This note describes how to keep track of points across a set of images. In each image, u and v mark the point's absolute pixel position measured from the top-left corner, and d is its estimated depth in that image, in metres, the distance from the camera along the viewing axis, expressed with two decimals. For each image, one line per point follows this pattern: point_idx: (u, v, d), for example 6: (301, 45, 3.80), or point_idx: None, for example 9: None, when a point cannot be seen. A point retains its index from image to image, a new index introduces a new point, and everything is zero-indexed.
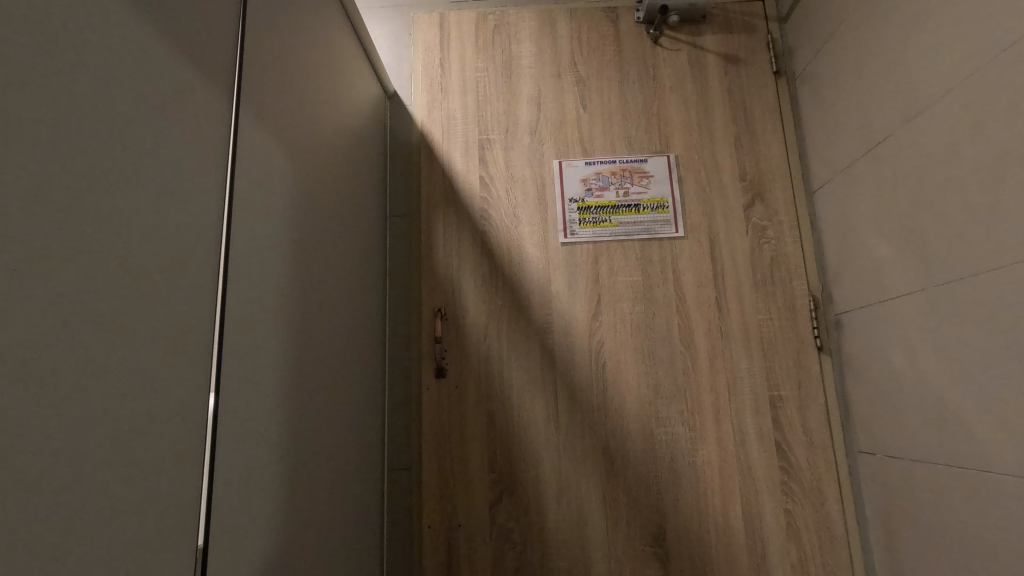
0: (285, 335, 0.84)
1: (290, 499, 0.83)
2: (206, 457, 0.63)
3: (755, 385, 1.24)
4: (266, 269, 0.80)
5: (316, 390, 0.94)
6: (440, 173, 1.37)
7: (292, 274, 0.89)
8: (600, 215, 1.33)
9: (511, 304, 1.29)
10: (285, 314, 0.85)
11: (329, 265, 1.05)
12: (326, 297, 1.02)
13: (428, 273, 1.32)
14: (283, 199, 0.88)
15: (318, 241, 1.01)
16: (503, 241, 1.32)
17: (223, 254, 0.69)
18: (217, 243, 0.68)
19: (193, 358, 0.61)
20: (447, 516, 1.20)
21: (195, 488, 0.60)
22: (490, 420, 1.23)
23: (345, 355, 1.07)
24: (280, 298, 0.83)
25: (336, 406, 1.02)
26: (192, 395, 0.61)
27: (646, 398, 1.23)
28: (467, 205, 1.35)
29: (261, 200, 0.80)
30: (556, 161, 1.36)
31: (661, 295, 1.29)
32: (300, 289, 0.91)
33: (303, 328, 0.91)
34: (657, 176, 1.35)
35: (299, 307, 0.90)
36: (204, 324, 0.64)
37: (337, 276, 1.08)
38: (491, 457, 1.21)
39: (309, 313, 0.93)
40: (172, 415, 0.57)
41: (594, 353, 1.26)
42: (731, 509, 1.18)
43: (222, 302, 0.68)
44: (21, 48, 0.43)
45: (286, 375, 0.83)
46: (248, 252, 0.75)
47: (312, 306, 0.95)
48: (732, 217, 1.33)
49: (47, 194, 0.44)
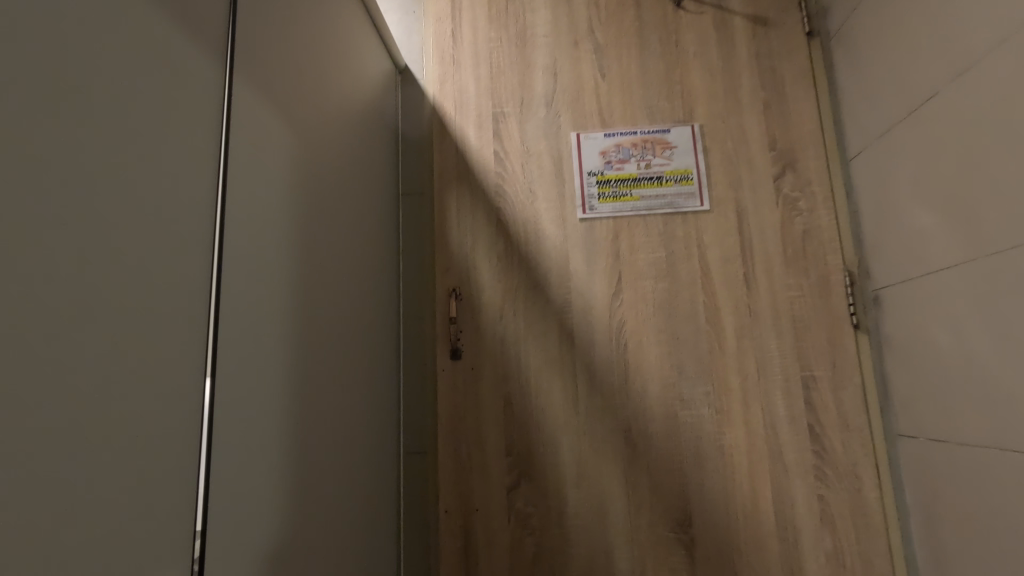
0: (289, 314, 0.80)
1: (297, 483, 0.80)
2: (200, 446, 0.59)
3: (785, 365, 1.17)
4: (269, 245, 0.76)
5: (325, 373, 0.91)
6: (453, 148, 1.32)
7: (297, 251, 0.85)
8: (620, 189, 1.27)
9: (528, 283, 1.24)
10: (289, 293, 0.81)
11: (337, 241, 1.01)
12: (334, 276, 0.98)
13: (441, 252, 1.28)
14: (286, 172, 0.84)
15: (324, 216, 0.97)
16: (519, 218, 1.27)
17: (216, 228, 0.64)
18: (211, 215, 0.63)
19: (182, 340, 0.57)
20: (464, 500, 1.17)
21: (188, 478, 0.56)
22: (507, 403, 1.19)
23: (355, 338, 1.04)
24: (282, 277, 0.80)
25: (346, 389, 0.99)
26: (181, 379, 0.56)
27: (669, 378, 1.17)
28: (481, 181, 1.30)
29: (261, 172, 0.76)
30: (574, 133, 1.30)
31: (685, 271, 1.22)
32: (305, 268, 0.87)
33: (308, 307, 0.87)
34: (680, 147, 1.28)
35: (305, 284, 0.87)
36: (195, 304, 0.59)
37: (346, 257, 1.04)
38: (508, 440, 1.18)
39: (314, 291, 0.90)
40: (158, 402, 0.53)
41: (614, 333, 1.20)
42: (760, 495, 1.12)
43: (215, 279, 0.63)
44: (17, 13, 0.40)
45: (291, 355, 0.80)
46: (247, 226, 0.71)
47: (318, 283, 0.91)
48: (761, 188, 1.26)
49: (40, 167, 0.41)
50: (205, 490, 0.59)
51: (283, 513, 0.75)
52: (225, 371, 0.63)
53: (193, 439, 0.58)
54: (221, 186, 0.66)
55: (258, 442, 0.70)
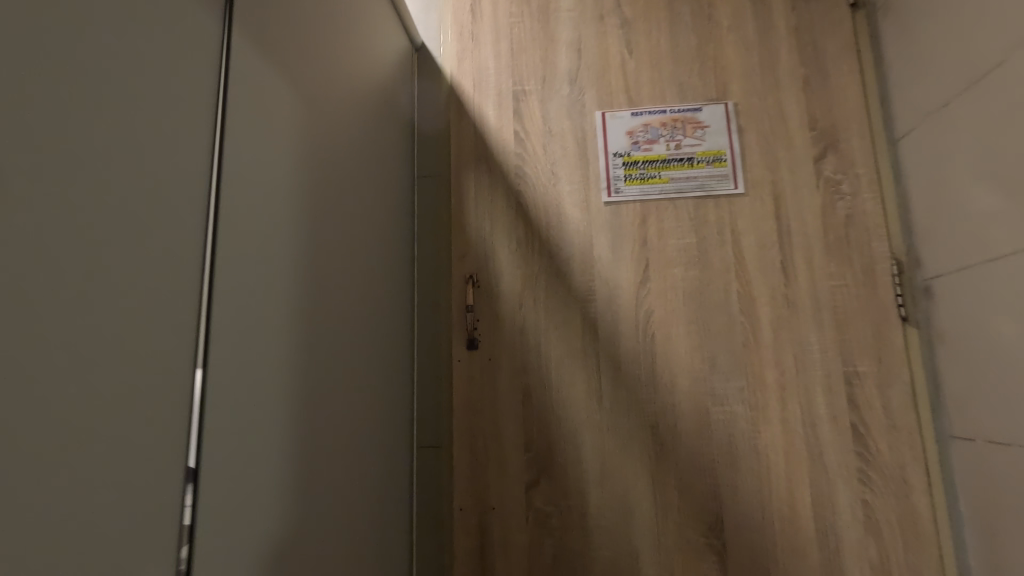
0: (295, 294, 0.75)
1: (302, 475, 0.74)
2: (188, 431, 0.53)
3: (827, 360, 1.09)
4: (273, 218, 0.71)
5: (333, 359, 0.85)
6: (471, 128, 1.26)
7: (305, 228, 0.79)
8: (647, 170, 1.19)
9: (549, 270, 1.17)
10: (295, 272, 0.76)
11: (348, 221, 0.95)
12: (344, 257, 0.92)
13: (458, 237, 1.21)
14: (293, 142, 0.78)
15: (335, 193, 0.91)
16: (540, 201, 1.20)
17: (211, 192, 0.58)
18: (206, 178, 0.57)
19: (168, 313, 0.51)
20: (480, 498, 1.11)
21: (172, 468, 0.51)
22: (526, 396, 1.13)
23: (365, 324, 0.98)
24: (288, 254, 0.74)
25: (356, 377, 0.93)
26: (167, 356, 0.51)
27: (700, 372, 1.10)
28: (500, 162, 1.23)
29: (265, 138, 0.70)
30: (599, 112, 1.23)
31: (717, 258, 1.15)
32: (313, 247, 0.82)
33: (316, 288, 0.81)
34: (712, 127, 1.20)
35: (313, 263, 0.81)
36: (184, 274, 0.53)
37: (357, 239, 0.98)
38: (527, 435, 1.11)
39: (323, 271, 0.84)
40: (138, 381, 0.47)
41: (641, 324, 1.13)
42: (799, 498, 1.04)
43: (209, 249, 0.57)
44: None
45: (297, 338, 0.74)
46: (248, 194, 0.65)
47: (327, 264, 0.86)
48: (800, 170, 1.18)
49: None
50: (194, 481, 0.53)
51: (286, 507, 0.70)
52: (222, 351, 0.57)
53: (180, 423, 0.52)
54: (219, 148, 0.60)
55: (259, 430, 0.64)
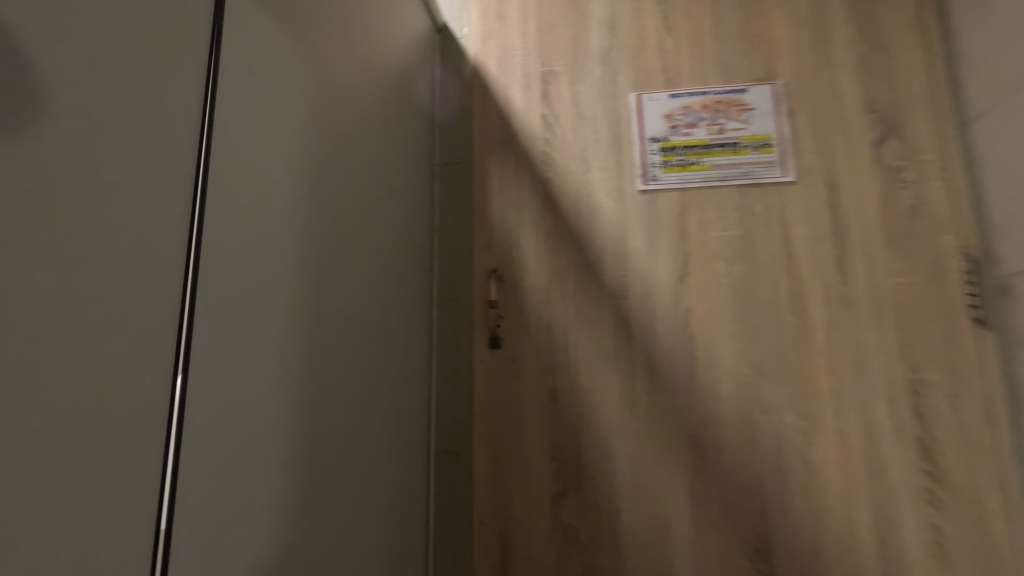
0: (301, 284, 0.68)
1: (305, 486, 0.66)
2: (164, 437, 0.46)
3: (889, 366, 0.98)
4: (275, 198, 0.64)
5: (344, 357, 0.77)
6: (496, 112, 1.18)
7: (313, 211, 0.72)
8: (687, 156, 1.09)
9: (579, 264, 1.08)
10: (301, 260, 0.68)
11: (363, 207, 0.88)
12: (358, 245, 0.85)
13: (481, 228, 1.13)
14: (300, 117, 0.71)
15: (350, 177, 0.84)
16: (569, 190, 1.11)
17: (197, 165, 0.51)
18: (191, 148, 0.50)
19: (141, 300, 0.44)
20: (502, 509, 1.02)
21: (143, 479, 0.44)
22: (553, 400, 1.04)
23: (380, 320, 0.91)
24: (293, 240, 0.67)
25: (370, 376, 0.85)
26: (138, 350, 0.44)
27: (746, 377, 1.00)
28: (527, 148, 1.15)
29: (265, 110, 0.63)
30: (634, 94, 1.14)
31: (765, 252, 1.04)
32: (323, 233, 0.74)
33: (326, 279, 0.74)
34: (758, 109, 1.10)
35: (323, 251, 0.74)
36: (161, 256, 0.46)
37: (372, 227, 0.91)
38: (554, 443, 1.02)
39: (334, 260, 0.77)
40: (97, 379, 0.40)
41: (679, 324, 1.03)
42: (858, 520, 0.93)
43: (193, 229, 0.50)
44: None
45: (303, 332, 0.67)
46: (244, 171, 0.58)
47: (338, 252, 0.78)
48: (857, 156, 1.07)
49: None
50: (169, 494, 0.46)
51: (284, 522, 0.62)
52: (207, 345, 0.50)
53: (153, 428, 0.45)
54: (209, 116, 0.53)
55: (252, 435, 0.57)
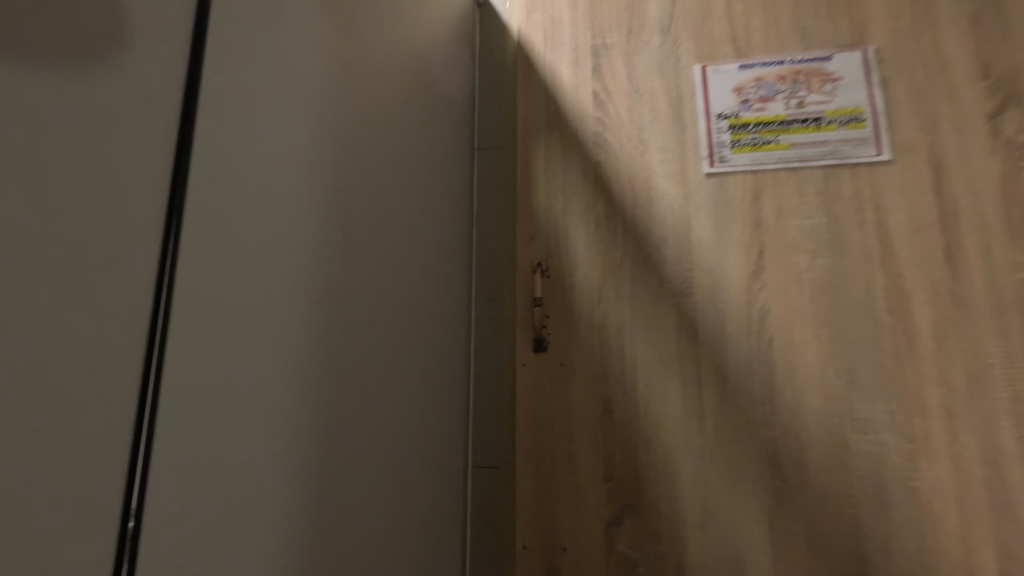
0: (315, 276, 0.59)
1: (316, 508, 0.57)
2: (131, 455, 0.37)
3: (1015, 379, 0.81)
4: (284, 177, 0.55)
5: (366, 359, 0.68)
6: (541, 90, 1.07)
7: (329, 191, 0.63)
8: (762, 134, 0.95)
9: (635, 257, 0.96)
10: (313, 247, 0.59)
11: (392, 191, 0.79)
12: (387, 234, 0.76)
13: (525, 217, 1.02)
14: (317, 86, 0.62)
15: (376, 157, 0.74)
16: (624, 174, 0.99)
17: (180, 126, 0.42)
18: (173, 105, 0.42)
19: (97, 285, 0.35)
20: (549, 534, 0.91)
21: (96, 507, 0.35)
22: (606, 411, 0.92)
23: (412, 318, 0.81)
24: (303, 222, 0.58)
25: (397, 382, 0.75)
26: (93, 352, 0.35)
27: (834, 389, 0.85)
28: (576, 129, 1.03)
29: (271, 71, 0.55)
30: (698, 66, 1.01)
31: (856, 243, 0.89)
32: (342, 217, 0.65)
33: (344, 269, 0.65)
34: (846, 79, 0.95)
35: (344, 239, 0.65)
36: (133, 234, 0.38)
37: (402, 214, 0.81)
38: (607, 460, 0.90)
39: (356, 250, 0.67)
40: (31, 383, 0.32)
41: (753, 326, 0.90)
42: (979, 565, 0.77)
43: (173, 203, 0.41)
44: None
45: (316, 331, 0.58)
46: (240, 138, 0.49)
47: (361, 240, 0.69)
48: (968, 131, 0.91)
49: None
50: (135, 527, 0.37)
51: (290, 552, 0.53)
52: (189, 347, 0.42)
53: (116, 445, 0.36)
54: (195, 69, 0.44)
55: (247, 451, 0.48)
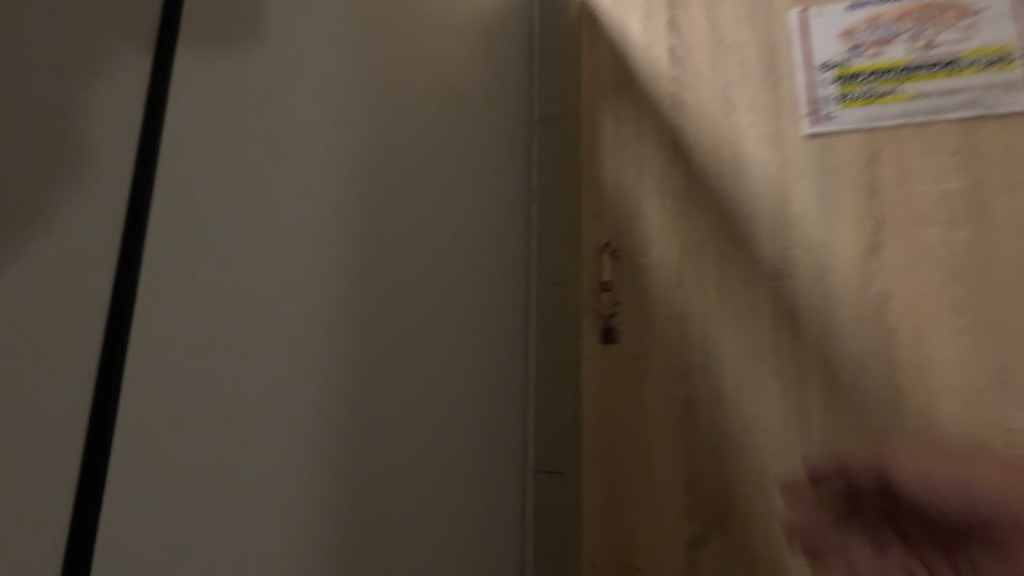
0: (330, 260, 0.54)
1: (343, 507, 0.54)
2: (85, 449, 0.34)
3: None
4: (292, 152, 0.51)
5: (401, 350, 0.64)
6: (608, 49, 0.94)
7: (350, 166, 0.58)
8: (878, 85, 0.79)
9: (721, 235, 0.82)
10: (341, 229, 0.56)
11: (431, 165, 0.72)
12: (422, 214, 0.69)
13: (590, 191, 0.91)
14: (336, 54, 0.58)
15: (407, 129, 0.68)
16: (706, 140, 0.86)
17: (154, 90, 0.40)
18: (146, 63, 0.40)
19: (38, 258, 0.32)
20: (620, 552, 0.80)
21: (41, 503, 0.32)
22: (687, 412, 0.80)
23: (456, 306, 0.74)
24: (325, 199, 0.54)
25: (438, 370, 0.70)
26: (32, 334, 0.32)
27: (979, 393, 0.69)
28: (648, 91, 0.90)
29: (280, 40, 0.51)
30: (796, 10, 0.85)
31: (1005, 212, 0.72)
32: (376, 196, 0.61)
33: (380, 254, 0.61)
34: (989, 12, 0.77)
35: (368, 220, 0.60)
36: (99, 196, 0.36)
37: (445, 193, 0.74)
38: (689, 468, 0.78)
39: (382, 230, 0.62)
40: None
41: (869, 315, 0.74)
42: None
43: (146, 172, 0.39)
44: None
45: (329, 321, 0.54)
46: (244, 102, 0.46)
47: (389, 220, 0.63)
48: None
49: None
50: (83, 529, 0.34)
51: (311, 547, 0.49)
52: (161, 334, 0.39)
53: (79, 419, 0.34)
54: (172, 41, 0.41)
55: (251, 435, 0.45)
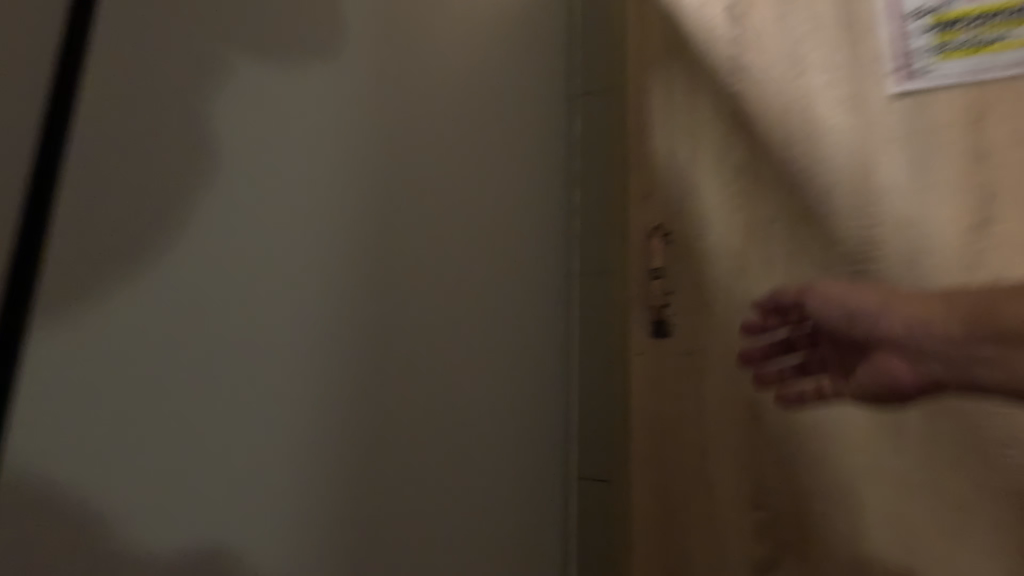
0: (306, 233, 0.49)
1: (333, 518, 0.50)
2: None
3: None
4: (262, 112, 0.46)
5: (414, 347, 0.59)
6: (659, 14, 0.86)
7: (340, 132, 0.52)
8: (984, 31, 0.67)
9: (791, 213, 0.72)
10: (331, 218, 0.51)
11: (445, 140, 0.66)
12: (430, 191, 0.63)
13: (637, 172, 0.83)
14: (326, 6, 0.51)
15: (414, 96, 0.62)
16: (772, 107, 0.75)
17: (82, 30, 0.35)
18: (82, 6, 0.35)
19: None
20: (676, 566, 0.73)
21: None
22: (751, 414, 0.70)
23: (483, 299, 0.69)
24: (309, 172, 0.49)
25: (455, 364, 0.64)
26: None
27: None
28: (704, 56, 0.81)
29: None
30: None
31: None
32: (383, 180, 0.57)
33: (387, 245, 0.56)
34: None
35: (357, 193, 0.54)
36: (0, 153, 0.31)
37: (462, 169, 0.68)
38: (754, 478, 0.69)
39: (375, 204, 0.56)
40: None
41: None
42: None
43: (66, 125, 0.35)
44: None
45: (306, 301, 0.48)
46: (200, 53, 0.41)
47: (387, 195, 0.57)
48: None
49: None
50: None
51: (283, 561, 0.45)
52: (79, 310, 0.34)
53: None
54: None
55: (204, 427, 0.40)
